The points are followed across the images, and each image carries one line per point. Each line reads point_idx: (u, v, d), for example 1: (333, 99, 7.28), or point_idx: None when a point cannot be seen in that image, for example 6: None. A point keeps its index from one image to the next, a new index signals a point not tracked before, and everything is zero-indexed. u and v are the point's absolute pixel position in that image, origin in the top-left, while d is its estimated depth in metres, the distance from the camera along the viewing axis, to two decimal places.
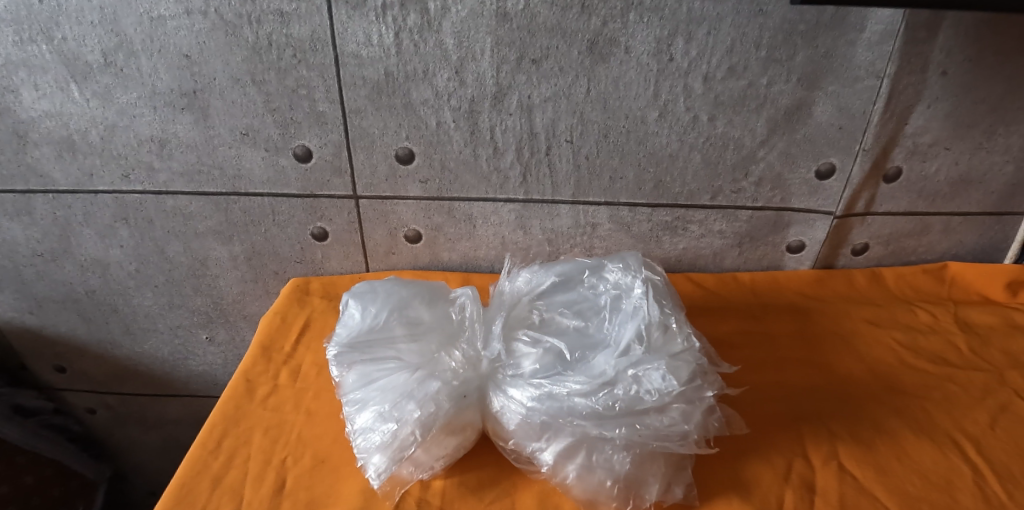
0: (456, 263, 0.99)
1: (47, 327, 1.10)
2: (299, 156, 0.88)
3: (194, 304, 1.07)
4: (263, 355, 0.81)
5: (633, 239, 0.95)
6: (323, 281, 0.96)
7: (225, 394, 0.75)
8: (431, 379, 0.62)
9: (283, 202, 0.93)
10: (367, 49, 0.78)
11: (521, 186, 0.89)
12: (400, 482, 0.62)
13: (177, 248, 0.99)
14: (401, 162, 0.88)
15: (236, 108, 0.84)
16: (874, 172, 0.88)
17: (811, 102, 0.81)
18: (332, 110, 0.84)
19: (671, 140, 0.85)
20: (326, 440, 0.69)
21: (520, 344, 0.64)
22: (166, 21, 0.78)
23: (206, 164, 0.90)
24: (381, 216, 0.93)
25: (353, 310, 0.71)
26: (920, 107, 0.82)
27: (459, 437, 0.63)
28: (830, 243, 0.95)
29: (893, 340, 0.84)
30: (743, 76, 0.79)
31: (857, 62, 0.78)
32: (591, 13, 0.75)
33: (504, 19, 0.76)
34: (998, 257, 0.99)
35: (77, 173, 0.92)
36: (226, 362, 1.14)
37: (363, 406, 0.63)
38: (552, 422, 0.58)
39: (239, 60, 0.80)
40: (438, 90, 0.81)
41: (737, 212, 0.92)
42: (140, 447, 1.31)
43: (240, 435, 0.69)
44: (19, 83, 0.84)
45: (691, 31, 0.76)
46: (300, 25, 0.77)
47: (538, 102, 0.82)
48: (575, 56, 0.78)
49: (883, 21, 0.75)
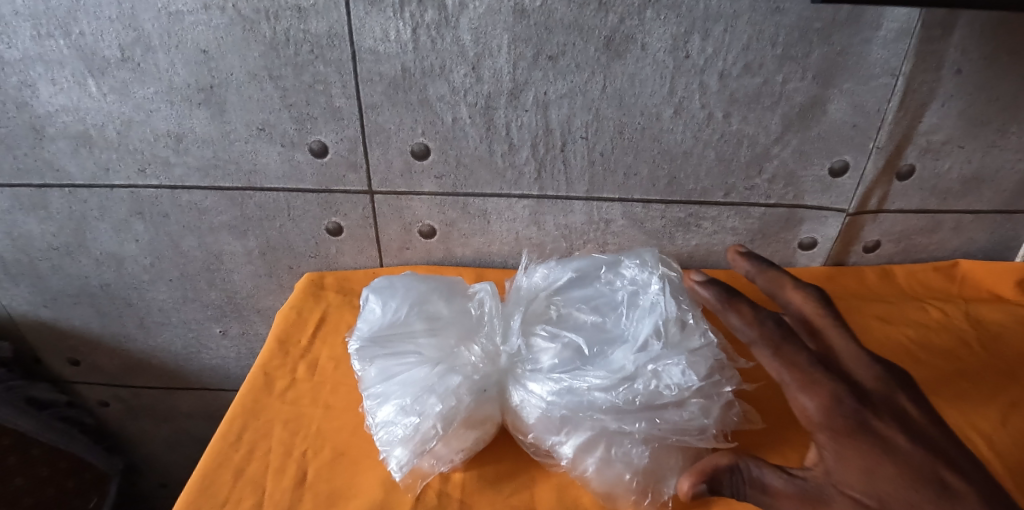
0: (470, 259, 0.99)
1: (61, 320, 1.11)
2: (315, 152, 0.88)
3: (208, 299, 1.07)
4: (280, 349, 0.82)
5: (645, 236, 0.95)
6: (337, 276, 0.97)
7: (244, 388, 0.76)
8: (451, 374, 0.63)
9: (298, 198, 0.93)
10: (384, 45, 0.79)
11: (536, 182, 0.90)
12: (421, 474, 0.62)
13: (192, 243, 1.00)
14: (417, 157, 0.88)
15: (253, 103, 0.85)
16: (887, 169, 0.88)
17: (826, 100, 0.82)
18: (348, 105, 0.84)
19: (686, 137, 0.85)
20: (345, 433, 0.70)
21: (539, 339, 0.65)
22: (184, 16, 0.78)
23: (222, 159, 0.90)
24: (396, 212, 0.94)
25: (372, 305, 0.72)
26: (934, 105, 0.82)
27: (479, 430, 0.63)
28: (841, 240, 0.96)
29: (904, 336, 0.84)
30: (759, 73, 0.80)
31: (872, 60, 0.78)
32: (609, 10, 0.75)
33: (522, 16, 0.76)
34: (1007, 255, 1.00)
35: (92, 168, 0.92)
36: (239, 356, 1.15)
37: (383, 400, 0.63)
38: (571, 417, 0.59)
39: (256, 56, 0.81)
40: (455, 86, 0.81)
41: (750, 209, 0.92)
42: (153, 439, 1.32)
43: (260, 428, 0.70)
44: (35, 77, 0.84)
45: (707, 27, 0.76)
46: (317, 20, 0.77)
47: (555, 99, 0.82)
48: (592, 52, 0.79)
49: (899, 19, 0.75)
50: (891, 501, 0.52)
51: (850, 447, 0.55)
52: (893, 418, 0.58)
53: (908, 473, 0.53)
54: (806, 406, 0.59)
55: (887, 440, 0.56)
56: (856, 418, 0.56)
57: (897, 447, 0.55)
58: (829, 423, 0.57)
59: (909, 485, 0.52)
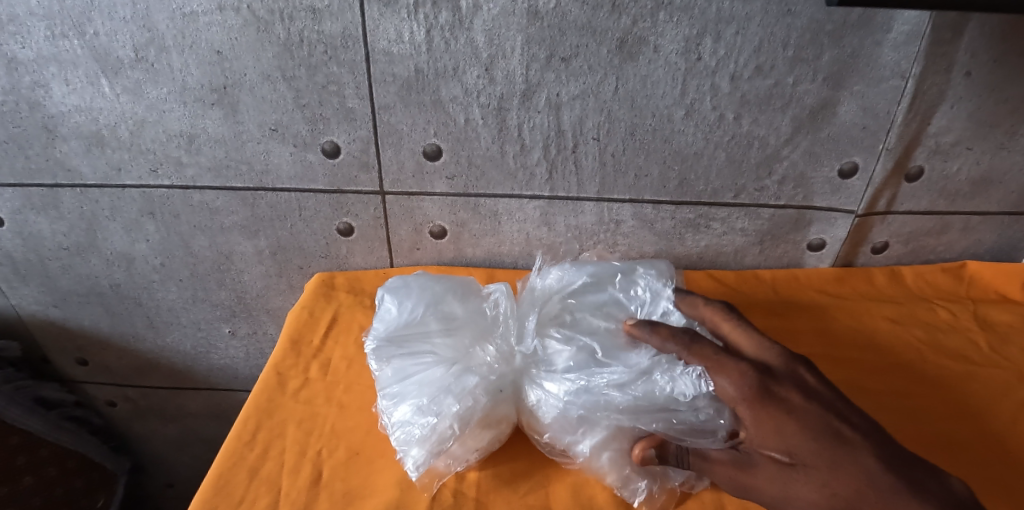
0: (480, 259, 0.99)
1: (70, 320, 1.11)
2: (327, 152, 0.89)
3: (218, 299, 1.07)
4: (292, 349, 0.82)
5: (656, 237, 0.96)
6: (348, 276, 0.97)
7: (257, 388, 0.76)
8: (467, 374, 0.63)
9: (310, 198, 0.93)
10: (398, 46, 0.79)
11: (547, 183, 0.90)
12: (437, 474, 0.62)
13: (203, 243, 1.00)
14: (429, 158, 0.88)
15: (266, 104, 0.85)
16: (896, 170, 0.89)
17: (837, 102, 0.82)
18: (361, 106, 0.84)
19: (698, 139, 0.86)
20: (359, 433, 0.70)
21: (554, 340, 0.66)
22: (198, 17, 0.79)
23: (235, 159, 0.90)
24: (407, 212, 0.94)
25: (388, 305, 0.73)
26: (944, 106, 0.83)
27: (494, 430, 0.63)
28: (850, 241, 0.96)
29: (913, 337, 0.85)
30: (770, 75, 0.80)
31: (883, 62, 0.79)
32: (622, 12, 0.76)
33: (535, 17, 0.76)
34: (1015, 256, 1.00)
35: (104, 168, 0.93)
36: (248, 355, 1.15)
37: (400, 401, 0.64)
38: (589, 416, 0.60)
39: (269, 56, 0.81)
40: (468, 87, 0.82)
41: (759, 210, 0.93)
42: (161, 439, 1.32)
43: (274, 427, 0.70)
44: (49, 78, 0.85)
45: (720, 30, 0.77)
46: (331, 21, 0.78)
47: (567, 100, 0.83)
48: (604, 54, 0.79)
49: (910, 22, 0.76)
50: (801, 453, 0.54)
51: (760, 412, 0.56)
52: (797, 385, 0.59)
53: (812, 426, 0.55)
54: (725, 386, 0.58)
55: (792, 403, 0.57)
56: (761, 387, 0.57)
57: (800, 407, 0.57)
58: (742, 394, 0.57)
59: (812, 438, 0.54)
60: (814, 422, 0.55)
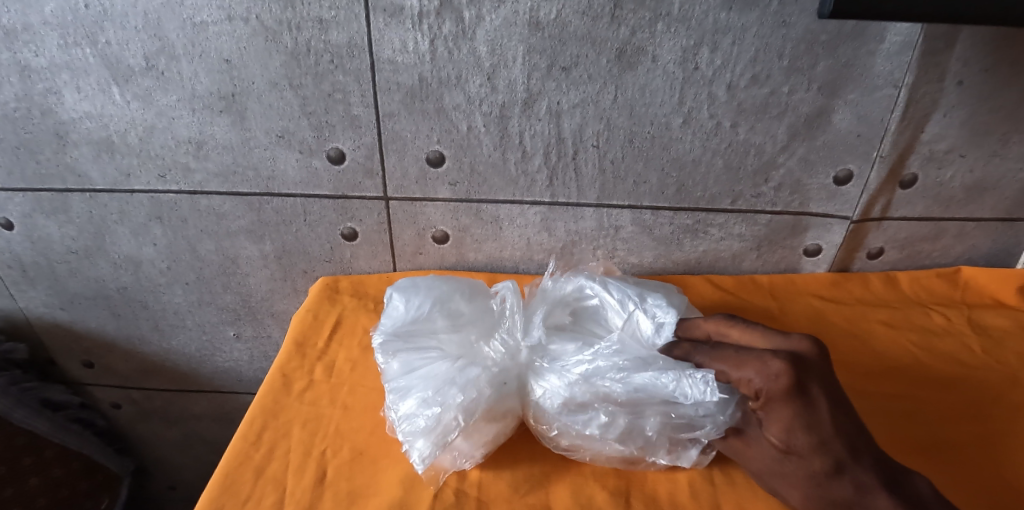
0: (482, 264, 1.01)
1: (77, 322, 1.13)
2: (332, 158, 0.91)
3: (223, 302, 1.09)
4: (297, 351, 0.84)
5: (654, 242, 0.97)
6: (351, 280, 0.98)
7: (263, 389, 0.78)
8: (472, 367, 0.65)
9: (315, 203, 0.95)
10: (402, 55, 0.81)
11: (548, 189, 0.92)
12: (441, 469, 0.64)
13: (209, 247, 1.02)
14: (432, 165, 0.90)
15: (273, 111, 0.87)
16: (891, 178, 0.90)
17: (832, 110, 0.84)
18: (366, 114, 0.86)
19: (695, 146, 0.87)
20: (363, 433, 0.72)
21: (563, 340, 0.69)
22: (208, 27, 0.81)
23: (242, 165, 0.92)
24: (410, 217, 0.96)
25: (397, 302, 0.76)
26: (937, 115, 0.85)
27: (500, 423, 0.64)
28: (846, 247, 0.98)
29: (909, 342, 0.86)
30: (766, 85, 0.82)
31: (877, 71, 0.81)
32: (621, 23, 0.78)
33: (537, 28, 0.78)
34: (1010, 261, 1.01)
35: (113, 173, 0.94)
36: (252, 358, 1.17)
37: (405, 395, 0.65)
38: (589, 405, 0.63)
39: (277, 65, 0.83)
40: (471, 95, 0.84)
41: (756, 216, 0.94)
42: (164, 441, 1.34)
43: (279, 427, 0.72)
44: (61, 85, 0.87)
45: (717, 40, 0.79)
46: (338, 31, 0.80)
47: (567, 109, 0.84)
48: (604, 63, 0.81)
49: (902, 33, 0.78)
50: (807, 450, 0.54)
51: (779, 406, 0.55)
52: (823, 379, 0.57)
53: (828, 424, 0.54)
54: (751, 378, 0.57)
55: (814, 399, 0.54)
56: (792, 380, 0.55)
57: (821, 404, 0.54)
58: (767, 386, 0.55)
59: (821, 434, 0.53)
60: (826, 425, 0.54)
